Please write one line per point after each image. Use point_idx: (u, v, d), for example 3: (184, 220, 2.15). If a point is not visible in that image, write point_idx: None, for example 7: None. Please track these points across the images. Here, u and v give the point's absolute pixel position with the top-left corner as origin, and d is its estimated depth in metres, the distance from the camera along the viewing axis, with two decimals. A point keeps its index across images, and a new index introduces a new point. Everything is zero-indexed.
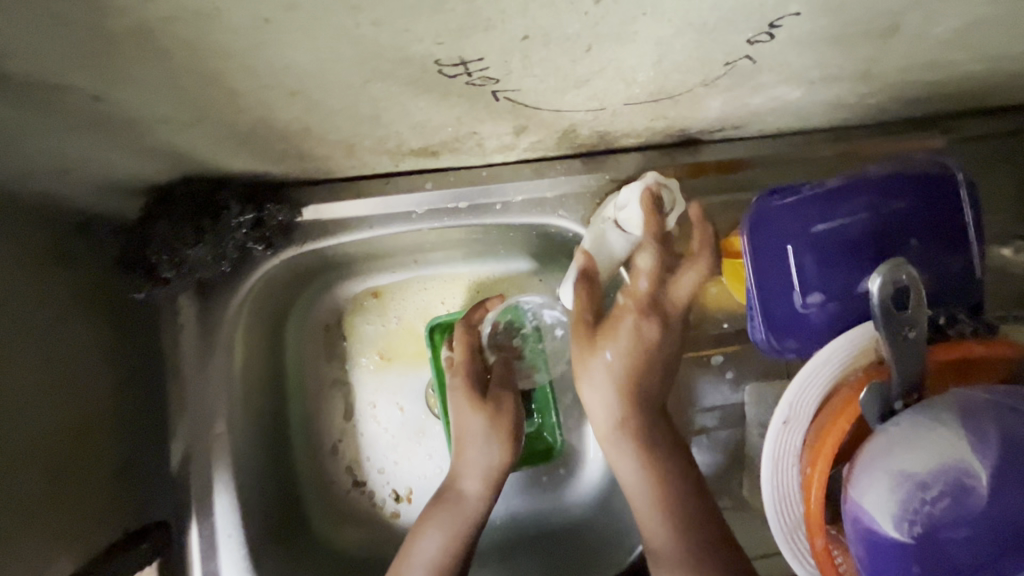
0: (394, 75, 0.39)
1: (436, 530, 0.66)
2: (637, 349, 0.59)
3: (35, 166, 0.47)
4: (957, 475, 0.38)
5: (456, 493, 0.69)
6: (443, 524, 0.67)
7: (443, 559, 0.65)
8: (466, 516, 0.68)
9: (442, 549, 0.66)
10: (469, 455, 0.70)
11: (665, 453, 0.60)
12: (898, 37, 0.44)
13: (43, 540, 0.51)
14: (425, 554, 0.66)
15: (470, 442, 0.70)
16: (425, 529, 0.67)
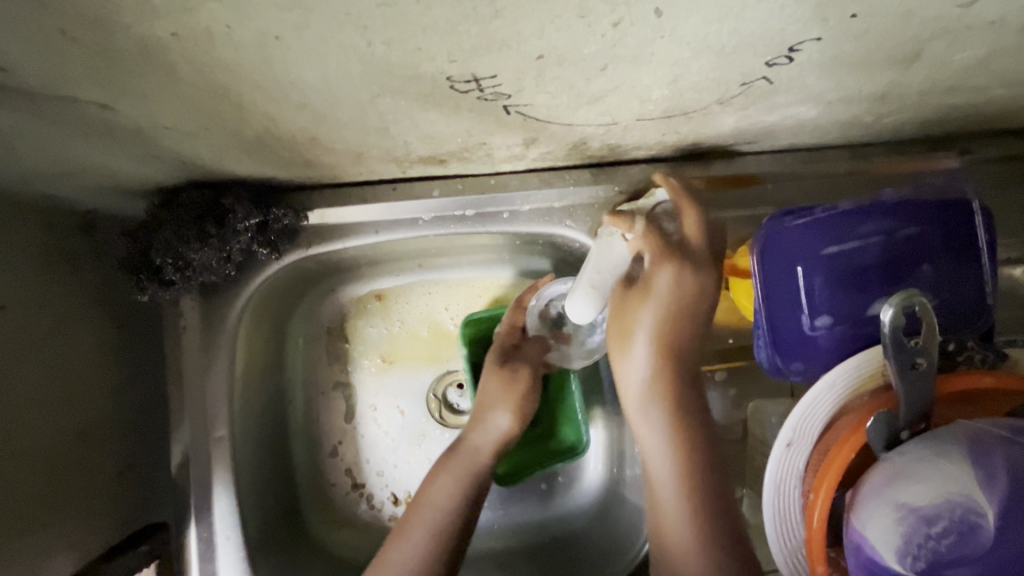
0: (406, 90, 0.39)
1: (447, 479, 0.66)
2: (668, 317, 0.57)
3: (40, 169, 0.47)
4: (964, 512, 0.37)
5: (472, 447, 0.69)
6: (458, 476, 0.67)
7: (455, 506, 0.65)
8: (476, 471, 0.68)
9: (453, 494, 0.66)
10: (491, 413, 0.70)
11: (699, 464, 0.55)
12: (919, 62, 0.43)
13: (38, 539, 0.51)
14: (439, 499, 0.65)
15: (490, 404, 0.70)
16: (438, 479, 0.67)
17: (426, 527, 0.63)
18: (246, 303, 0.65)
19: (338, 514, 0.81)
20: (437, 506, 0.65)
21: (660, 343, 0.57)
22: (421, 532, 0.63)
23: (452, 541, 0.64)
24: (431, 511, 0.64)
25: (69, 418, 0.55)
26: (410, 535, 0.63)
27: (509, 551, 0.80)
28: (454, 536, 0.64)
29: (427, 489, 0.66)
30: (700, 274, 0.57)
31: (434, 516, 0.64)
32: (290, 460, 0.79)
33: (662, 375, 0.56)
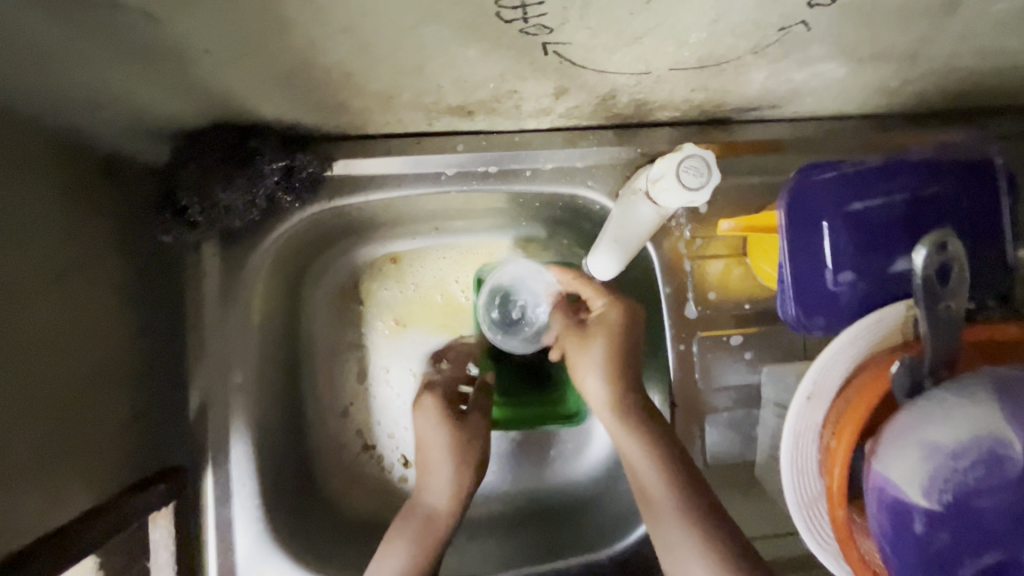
0: (451, 17, 0.39)
1: (400, 545, 0.64)
2: (613, 352, 0.62)
3: (73, 91, 0.46)
4: (992, 444, 0.38)
5: (424, 518, 0.66)
6: (408, 544, 0.64)
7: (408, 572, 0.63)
8: (427, 543, 0.65)
9: (409, 561, 0.63)
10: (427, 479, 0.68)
11: (681, 483, 0.57)
12: (953, 12, 0.43)
13: (62, 474, 0.49)
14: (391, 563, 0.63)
15: (431, 463, 0.68)
16: (398, 532, 0.65)
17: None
18: (267, 253, 0.65)
19: (349, 474, 0.81)
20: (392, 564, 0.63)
21: (602, 330, 0.63)
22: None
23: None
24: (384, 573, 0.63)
25: (94, 359, 0.54)
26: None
27: (510, 515, 0.79)
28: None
29: (391, 538, 0.65)
30: (610, 309, 0.63)
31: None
32: (304, 419, 0.79)
33: (618, 393, 0.61)
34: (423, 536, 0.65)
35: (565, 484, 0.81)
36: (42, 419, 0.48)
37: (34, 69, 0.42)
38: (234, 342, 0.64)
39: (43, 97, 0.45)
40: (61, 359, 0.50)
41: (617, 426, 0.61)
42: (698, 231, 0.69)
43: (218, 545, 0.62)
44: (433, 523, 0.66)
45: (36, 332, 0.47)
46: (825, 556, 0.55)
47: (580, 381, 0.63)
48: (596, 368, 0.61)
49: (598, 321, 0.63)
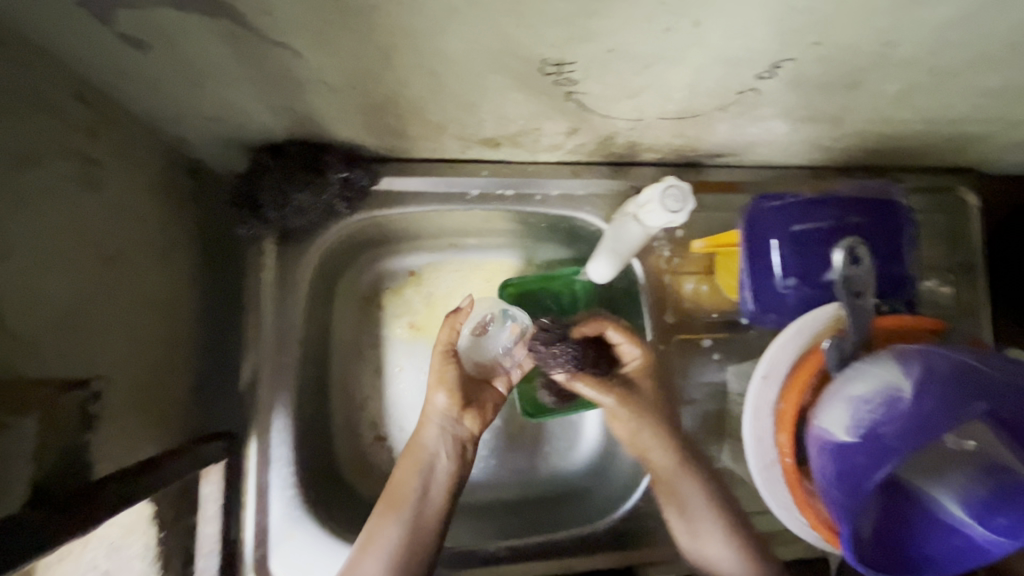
0: (509, 68, 0.53)
1: (441, 390, 0.74)
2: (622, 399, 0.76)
3: (188, 110, 0.58)
4: (890, 390, 0.52)
5: (472, 379, 0.77)
6: (443, 413, 0.74)
7: (441, 450, 0.73)
8: (468, 397, 0.75)
9: (422, 482, 0.71)
10: (432, 402, 0.75)
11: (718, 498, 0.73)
12: (859, 89, 0.61)
13: (140, 423, 0.58)
14: (425, 444, 0.74)
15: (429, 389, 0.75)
16: (432, 401, 0.74)
17: (416, 470, 0.72)
18: (316, 252, 0.76)
19: (361, 462, 0.88)
20: (425, 444, 0.73)
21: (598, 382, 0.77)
22: (412, 469, 0.72)
23: (440, 481, 0.72)
24: (405, 495, 0.71)
25: (170, 330, 0.64)
26: (407, 463, 0.73)
27: (508, 502, 0.88)
28: (442, 475, 0.73)
29: (423, 423, 0.75)
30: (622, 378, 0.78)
31: (429, 458, 0.73)
32: (326, 409, 0.87)
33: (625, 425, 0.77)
34: (456, 385, 0.74)
35: (545, 472, 0.91)
36: (130, 371, 0.57)
37: (168, 91, 0.53)
38: (282, 329, 0.73)
39: (164, 111, 0.57)
40: (157, 323, 0.62)
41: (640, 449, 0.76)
42: (677, 252, 0.84)
43: (256, 509, 0.69)
44: (469, 384, 0.76)
45: (150, 294, 0.61)
46: (780, 512, 0.66)
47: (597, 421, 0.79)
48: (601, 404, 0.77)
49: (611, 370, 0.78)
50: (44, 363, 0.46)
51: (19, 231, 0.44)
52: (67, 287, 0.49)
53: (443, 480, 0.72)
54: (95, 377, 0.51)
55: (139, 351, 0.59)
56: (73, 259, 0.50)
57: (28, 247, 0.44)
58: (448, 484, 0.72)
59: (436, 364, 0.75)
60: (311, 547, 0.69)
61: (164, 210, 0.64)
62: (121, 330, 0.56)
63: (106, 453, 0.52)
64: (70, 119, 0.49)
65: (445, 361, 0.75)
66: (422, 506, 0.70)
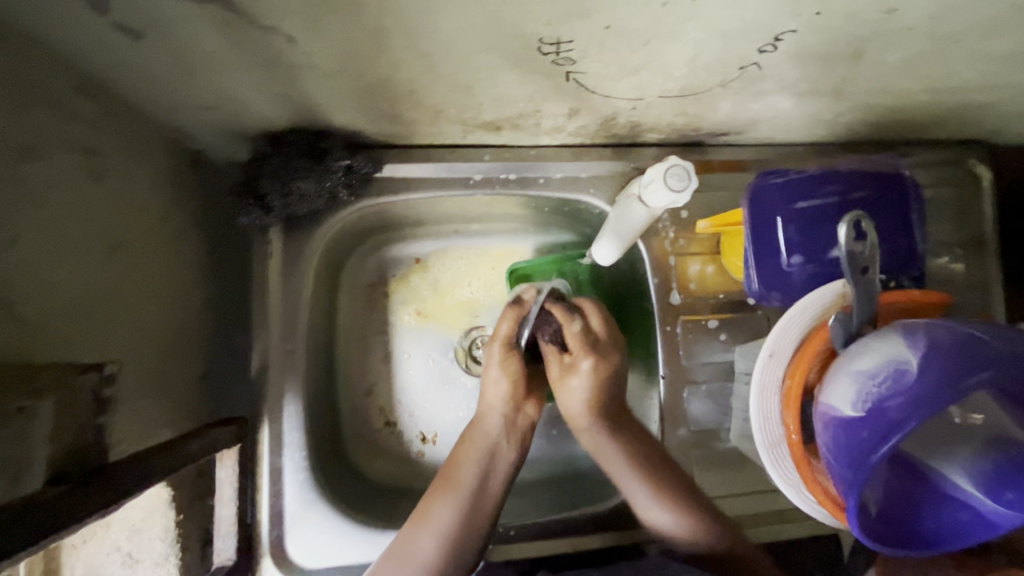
0: (504, 49, 0.53)
1: (502, 382, 0.75)
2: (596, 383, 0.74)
3: (189, 100, 0.59)
4: (896, 363, 0.51)
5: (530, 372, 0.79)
6: (506, 403, 0.76)
7: (504, 439, 0.75)
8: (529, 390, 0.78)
9: (482, 466, 0.72)
10: (488, 390, 0.76)
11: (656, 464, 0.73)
12: (863, 60, 0.60)
13: (150, 407, 0.59)
14: (488, 430, 0.75)
15: (488, 379, 0.76)
16: (492, 392, 0.76)
17: (479, 456, 0.73)
18: (320, 241, 0.77)
19: (372, 446, 0.90)
20: (489, 430, 0.75)
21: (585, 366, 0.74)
22: (474, 454, 0.73)
23: (500, 468, 0.74)
24: (461, 478, 0.71)
25: (178, 316, 0.66)
26: (466, 448, 0.74)
27: (516, 483, 0.89)
28: (499, 461, 0.74)
29: (484, 413, 0.76)
30: (608, 356, 0.75)
31: (490, 444, 0.75)
32: (335, 395, 0.89)
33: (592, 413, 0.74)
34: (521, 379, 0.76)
35: (554, 454, 0.92)
36: (137, 356, 0.58)
37: (170, 79, 0.54)
38: (292, 316, 0.75)
39: (165, 100, 0.58)
40: (166, 311, 0.63)
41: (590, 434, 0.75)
42: (681, 234, 0.84)
43: (270, 491, 0.71)
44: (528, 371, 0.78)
45: (154, 283, 0.62)
46: (788, 491, 0.66)
47: (568, 396, 0.75)
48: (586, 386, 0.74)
49: (603, 347, 0.75)
50: (53, 348, 0.47)
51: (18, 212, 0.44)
52: (75, 273, 0.50)
53: (503, 467, 0.74)
54: (107, 361, 0.52)
55: (148, 339, 0.60)
56: (76, 245, 0.50)
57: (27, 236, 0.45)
58: (507, 471, 0.74)
59: (496, 356, 0.76)
60: (324, 528, 0.71)
61: (167, 202, 0.65)
62: (127, 313, 0.57)
63: (119, 435, 0.54)
64: (73, 112, 0.51)
65: (505, 355, 0.75)
66: (481, 488, 0.71)
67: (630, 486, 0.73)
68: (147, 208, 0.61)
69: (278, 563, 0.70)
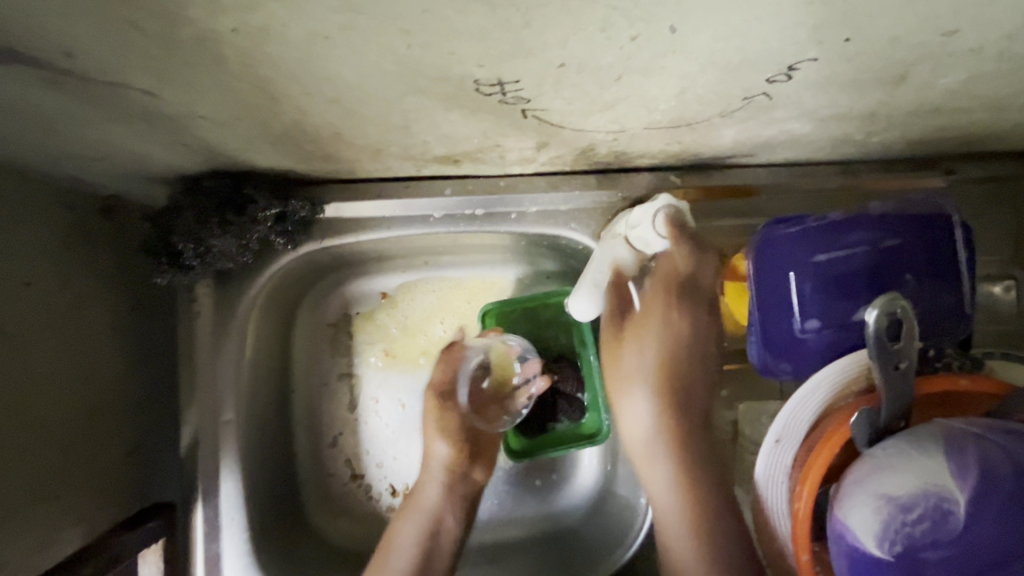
0: (435, 92, 0.41)
1: (444, 439, 0.78)
2: (671, 309, 0.66)
3: (73, 152, 0.49)
4: (938, 500, 0.40)
5: (471, 428, 0.80)
6: (446, 469, 0.77)
7: (444, 509, 0.75)
8: (472, 449, 0.79)
9: (420, 541, 0.73)
10: (433, 448, 0.78)
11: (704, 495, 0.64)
12: (906, 84, 0.46)
13: (49, 514, 0.51)
14: (426, 500, 0.75)
15: (429, 436, 0.79)
16: (432, 453, 0.78)
17: (416, 529, 0.73)
18: (258, 292, 0.67)
19: (337, 503, 0.82)
20: (428, 502, 0.75)
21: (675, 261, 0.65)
22: (413, 529, 0.74)
23: (440, 541, 0.74)
24: (397, 554, 0.72)
25: (91, 398, 0.57)
26: (405, 521, 0.75)
27: (493, 544, 0.82)
28: (440, 533, 0.75)
29: (426, 480, 0.77)
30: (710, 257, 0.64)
31: (430, 514, 0.75)
32: (293, 448, 0.81)
33: (656, 376, 0.66)
34: (456, 432, 0.78)
35: (540, 509, 0.84)
36: (26, 469, 0.49)
37: (35, 131, 0.44)
38: (228, 380, 0.66)
39: (42, 155, 0.48)
40: (70, 396, 0.55)
41: (629, 390, 0.67)
42: None
43: None
44: (472, 429, 0.80)
45: (41, 373, 0.51)
46: None
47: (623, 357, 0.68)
48: (645, 399, 0.66)
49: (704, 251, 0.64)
50: None
51: None
52: None
53: (446, 536, 0.75)
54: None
55: (48, 438, 0.52)
56: None
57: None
58: (451, 541, 0.75)
59: (432, 408, 0.79)
60: None
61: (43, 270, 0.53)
62: (16, 423, 0.49)
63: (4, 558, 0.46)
64: None
65: (442, 411, 0.79)
66: (421, 565, 0.72)
67: (654, 476, 0.65)
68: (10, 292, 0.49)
69: None
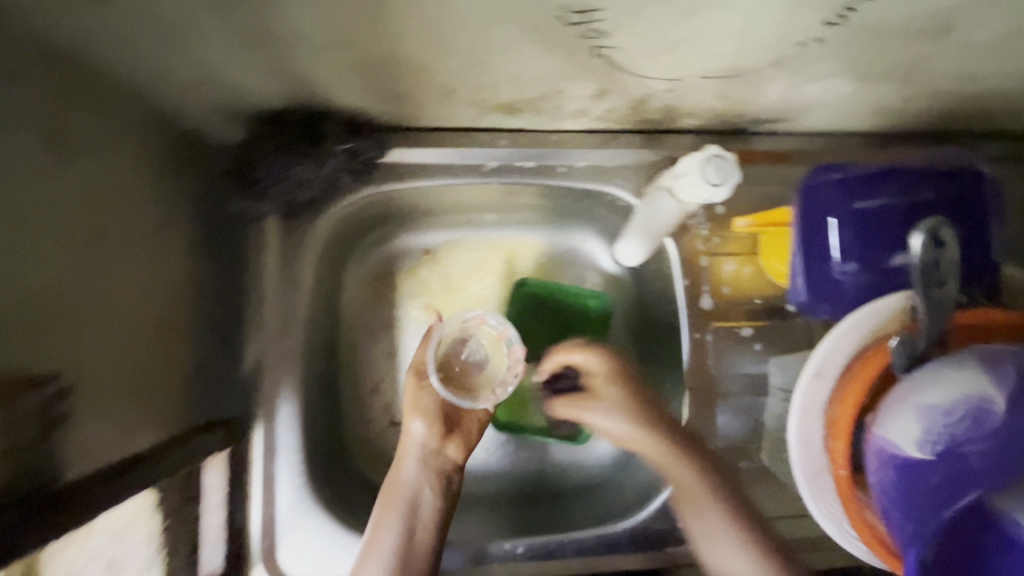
0: (524, 18, 0.46)
1: (421, 416, 0.71)
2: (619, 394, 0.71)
3: (175, 73, 0.53)
4: (979, 402, 0.44)
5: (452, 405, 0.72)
6: (423, 444, 0.70)
7: (422, 485, 0.68)
8: (449, 424, 0.71)
9: (402, 522, 0.65)
10: (409, 427, 0.71)
11: (719, 494, 0.65)
12: (948, 36, 0.51)
13: (133, 412, 0.55)
14: (405, 475, 0.69)
15: (406, 414, 0.71)
16: (408, 430, 0.70)
17: (394, 510, 0.66)
18: (320, 230, 0.71)
19: (375, 448, 0.85)
20: (404, 480, 0.68)
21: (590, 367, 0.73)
22: (393, 511, 0.66)
23: (422, 521, 0.66)
24: (378, 537, 0.65)
25: (163, 311, 0.60)
26: (383, 503, 0.67)
27: (523, 491, 0.82)
28: (423, 513, 0.67)
29: (402, 457, 0.70)
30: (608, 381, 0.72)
31: (408, 492, 0.67)
32: (337, 392, 0.84)
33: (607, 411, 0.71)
34: (432, 410, 0.71)
35: (536, 471, 0.83)
36: (118, 361, 0.53)
37: (153, 45, 0.48)
38: (289, 309, 0.69)
39: (145, 75, 0.52)
40: (149, 312, 0.58)
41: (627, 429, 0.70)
42: (717, 231, 0.76)
43: (262, 496, 0.67)
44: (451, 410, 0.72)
45: (127, 278, 0.55)
46: (825, 522, 0.60)
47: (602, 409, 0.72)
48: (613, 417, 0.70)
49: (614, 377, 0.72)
50: (13, 355, 0.42)
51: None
52: (37, 263, 0.45)
53: (427, 518, 0.66)
54: (58, 373, 0.46)
55: (134, 339, 0.55)
56: (48, 247, 0.46)
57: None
58: (435, 521, 0.67)
59: (410, 385, 0.73)
60: (318, 537, 0.67)
61: (121, 184, 0.55)
62: (110, 317, 0.52)
63: (96, 442, 0.50)
64: (33, 81, 0.44)
65: (419, 385, 0.72)
66: (405, 546, 0.64)
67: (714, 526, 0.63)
68: (78, 196, 0.49)
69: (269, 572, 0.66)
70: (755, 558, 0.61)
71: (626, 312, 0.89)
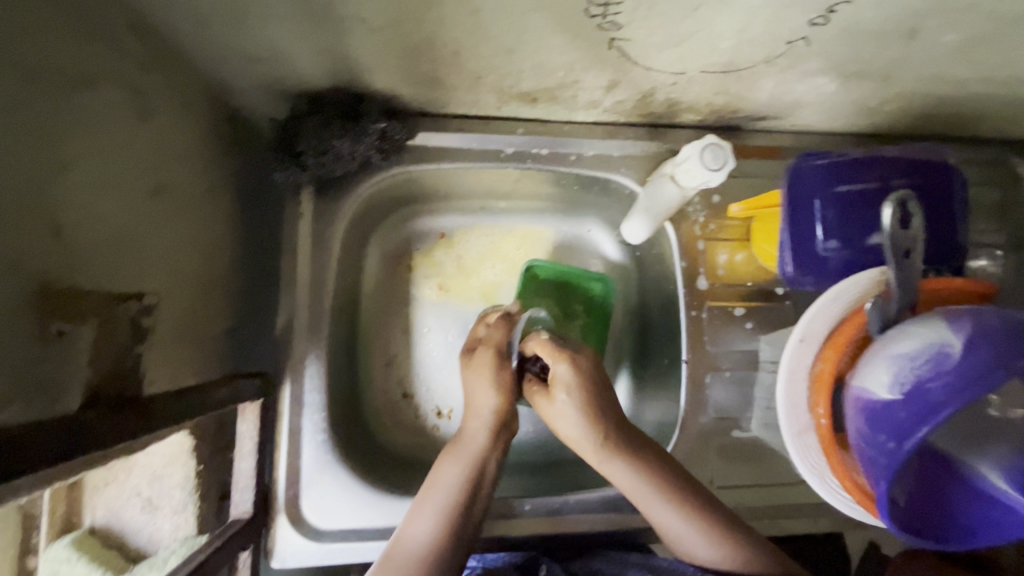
0: (553, 9, 0.52)
1: (495, 390, 0.72)
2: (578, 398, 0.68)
3: (237, 53, 0.58)
4: (939, 347, 0.50)
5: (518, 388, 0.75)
6: (494, 416, 0.71)
7: (489, 452, 0.69)
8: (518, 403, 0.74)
9: (466, 481, 0.66)
10: (484, 397, 0.71)
11: (662, 476, 0.65)
12: (917, 40, 0.58)
13: (175, 356, 0.60)
14: (475, 443, 0.69)
15: (481, 383, 0.72)
16: (483, 398, 0.71)
17: (462, 466, 0.67)
18: (350, 205, 0.77)
19: (388, 417, 0.90)
20: (474, 443, 0.69)
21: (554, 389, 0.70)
22: (458, 469, 0.67)
23: (483, 485, 0.67)
24: (439, 491, 0.65)
25: (205, 268, 0.66)
26: (448, 460, 0.68)
27: (528, 460, 0.87)
28: (483, 478, 0.68)
29: (470, 420, 0.71)
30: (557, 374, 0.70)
31: (476, 454, 0.68)
32: (355, 363, 0.89)
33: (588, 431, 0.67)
34: (513, 388, 0.72)
35: (538, 443, 0.89)
36: (171, 306, 0.59)
37: (226, 27, 0.54)
38: (319, 276, 0.75)
39: (211, 52, 0.58)
40: (195, 269, 0.64)
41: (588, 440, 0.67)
42: (713, 218, 0.82)
43: (288, 450, 0.71)
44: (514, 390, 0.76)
45: (182, 234, 0.61)
46: (809, 478, 0.65)
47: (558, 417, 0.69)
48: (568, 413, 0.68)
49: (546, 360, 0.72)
50: (94, 279, 0.48)
51: (81, 168, 0.46)
52: (113, 210, 0.50)
53: (485, 487, 0.67)
54: (148, 292, 0.55)
55: (183, 289, 0.61)
56: (122, 195, 0.51)
57: (46, 153, 0.43)
58: (490, 487, 0.68)
59: (488, 363, 0.73)
60: (339, 489, 0.72)
61: (184, 147, 0.61)
62: (169, 268, 0.59)
63: (155, 374, 0.56)
64: (121, 49, 0.50)
65: (499, 365, 0.73)
66: (466, 504, 0.65)
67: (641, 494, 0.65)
68: (151, 153, 0.55)
69: (293, 520, 0.70)
70: (721, 542, 0.62)
71: (627, 296, 0.95)
